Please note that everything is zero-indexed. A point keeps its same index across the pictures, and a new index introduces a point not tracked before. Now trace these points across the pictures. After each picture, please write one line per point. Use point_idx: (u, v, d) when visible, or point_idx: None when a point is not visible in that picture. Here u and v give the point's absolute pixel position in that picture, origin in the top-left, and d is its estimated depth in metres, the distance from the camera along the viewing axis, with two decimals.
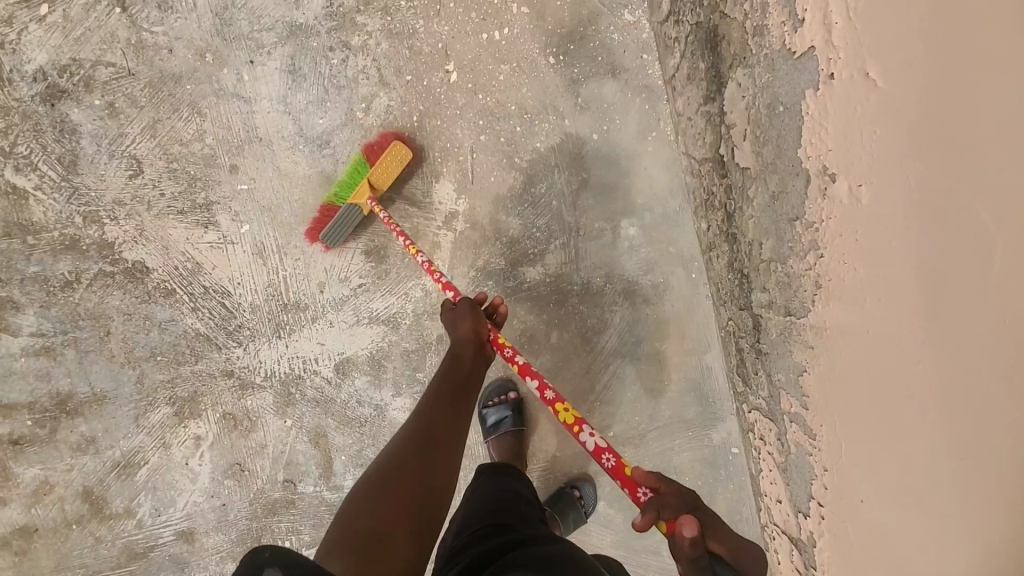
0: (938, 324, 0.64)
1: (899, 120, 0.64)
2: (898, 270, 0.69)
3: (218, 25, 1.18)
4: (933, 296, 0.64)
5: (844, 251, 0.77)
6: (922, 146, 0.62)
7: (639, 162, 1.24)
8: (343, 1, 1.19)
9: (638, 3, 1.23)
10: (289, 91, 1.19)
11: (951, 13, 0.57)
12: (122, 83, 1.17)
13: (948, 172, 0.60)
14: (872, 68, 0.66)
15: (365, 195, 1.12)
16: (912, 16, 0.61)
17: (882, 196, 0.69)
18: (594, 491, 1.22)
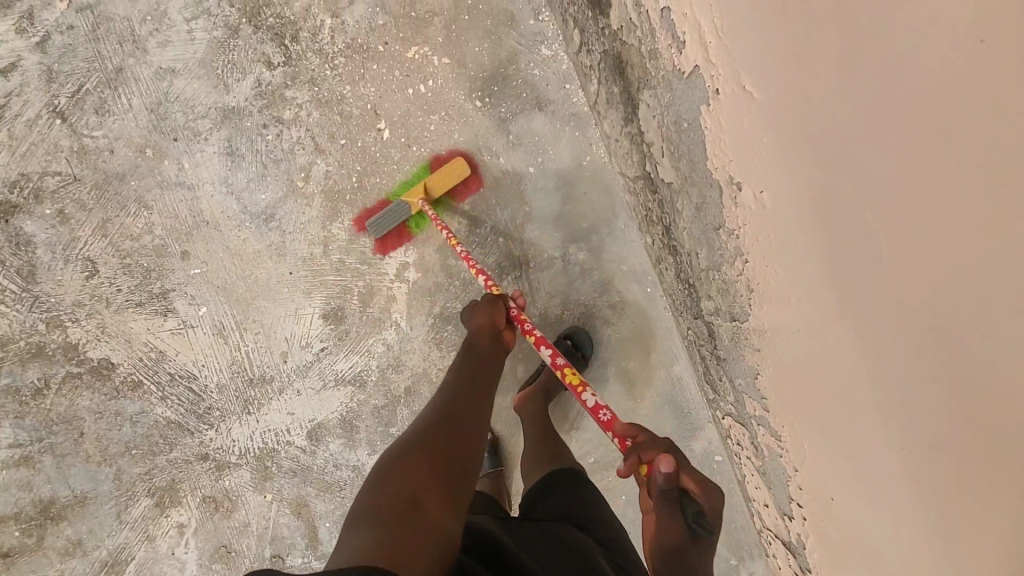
0: (866, 323, 0.63)
1: (789, 120, 0.64)
2: (808, 266, 0.69)
3: (155, 120, 1.22)
4: (843, 288, 0.64)
5: (767, 253, 0.76)
6: (799, 147, 0.63)
7: (579, 188, 1.26)
8: (271, 79, 1.24)
9: (554, 37, 1.27)
10: (229, 172, 1.22)
11: (797, 21, 0.59)
12: (70, 189, 1.21)
13: (829, 168, 0.60)
14: (746, 81, 0.68)
15: (418, 195, 1.18)
16: (768, 27, 0.62)
17: (778, 199, 0.70)
18: (587, 337, 1.24)
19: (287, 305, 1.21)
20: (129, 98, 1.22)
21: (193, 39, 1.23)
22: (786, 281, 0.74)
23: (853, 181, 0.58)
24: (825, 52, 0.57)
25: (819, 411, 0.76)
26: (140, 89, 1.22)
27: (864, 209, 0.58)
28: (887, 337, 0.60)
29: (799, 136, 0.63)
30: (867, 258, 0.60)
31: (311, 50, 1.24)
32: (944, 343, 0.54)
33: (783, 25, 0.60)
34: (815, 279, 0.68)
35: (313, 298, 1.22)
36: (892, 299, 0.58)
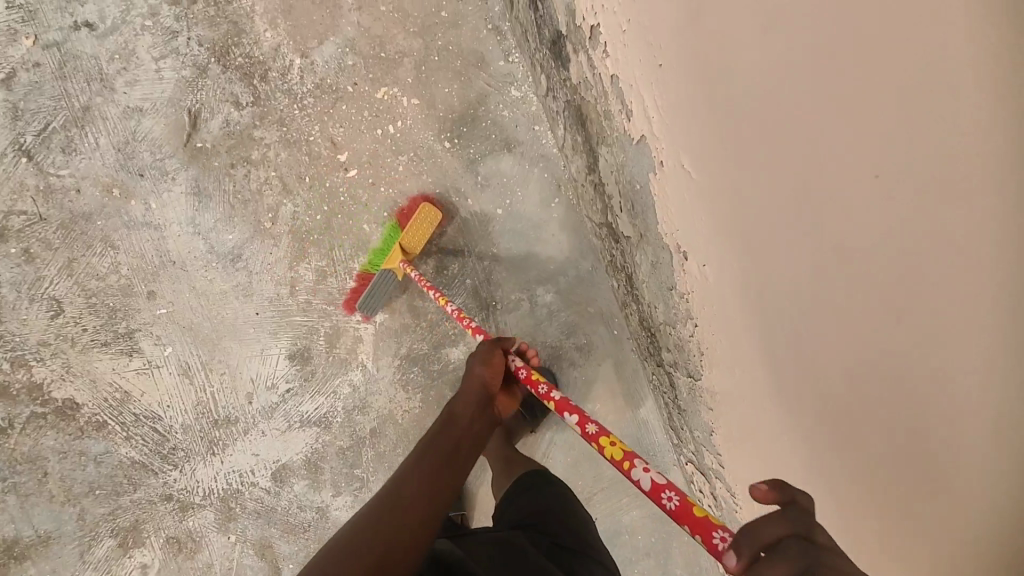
0: (800, 380, 0.62)
1: (729, 178, 0.64)
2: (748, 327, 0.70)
3: (122, 159, 1.22)
4: (778, 348, 0.65)
5: (721, 318, 0.75)
6: (733, 212, 0.65)
7: (547, 229, 1.27)
8: (239, 119, 1.24)
9: (523, 79, 1.27)
10: (197, 213, 1.22)
11: (717, 95, 0.61)
12: (35, 229, 1.20)
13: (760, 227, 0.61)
14: (685, 160, 0.70)
15: (399, 259, 1.17)
16: (694, 104, 0.65)
17: (718, 270, 0.71)
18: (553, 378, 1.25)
19: (253, 346, 1.21)
20: (96, 137, 1.22)
21: (161, 78, 1.23)
22: (742, 343, 0.73)
23: (791, 234, 0.57)
24: (750, 112, 0.57)
25: (773, 476, 0.74)
26: (108, 128, 1.22)
27: (805, 262, 0.56)
28: (830, 396, 0.58)
29: (741, 193, 0.63)
30: (809, 314, 0.57)
31: (280, 89, 1.25)
32: (869, 401, 0.52)
33: (711, 97, 0.62)
34: (767, 340, 0.67)
35: (279, 339, 1.22)
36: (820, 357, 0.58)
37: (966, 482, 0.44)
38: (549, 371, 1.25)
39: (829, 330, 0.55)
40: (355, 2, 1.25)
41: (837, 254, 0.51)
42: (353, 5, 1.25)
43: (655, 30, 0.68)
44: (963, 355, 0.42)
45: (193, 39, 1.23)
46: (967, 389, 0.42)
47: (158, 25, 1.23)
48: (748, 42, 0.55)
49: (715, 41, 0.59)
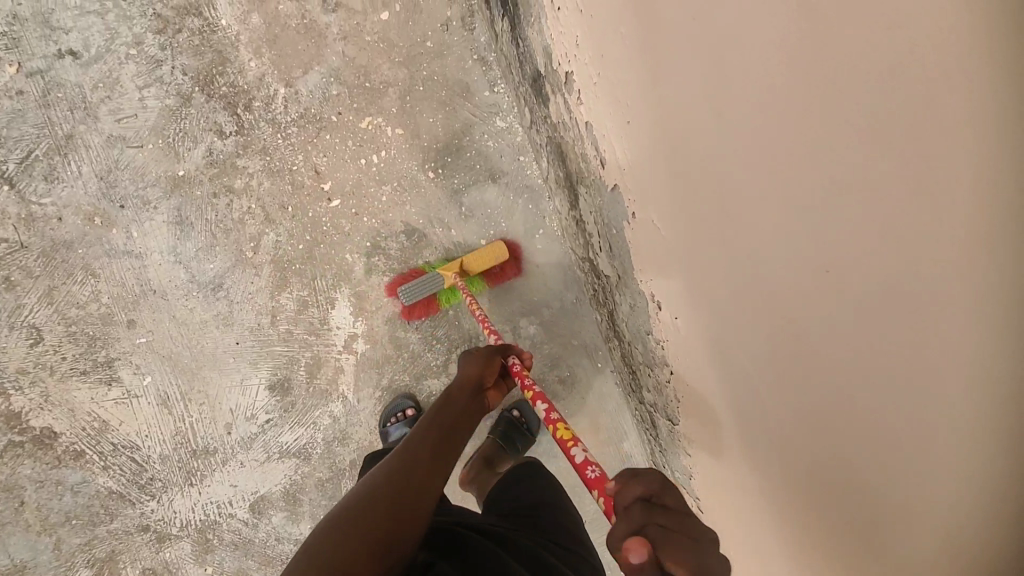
0: (769, 412, 0.62)
1: (690, 219, 0.65)
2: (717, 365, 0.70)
3: (104, 187, 1.22)
4: (748, 383, 0.65)
5: (696, 368, 0.75)
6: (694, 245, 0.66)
7: (530, 261, 1.26)
8: (222, 148, 1.24)
9: (508, 109, 1.27)
10: (178, 242, 1.22)
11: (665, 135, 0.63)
12: (16, 256, 1.20)
13: (720, 259, 0.62)
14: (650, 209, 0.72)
15: (452, 269, 1.16)
16: (647, 152, 0.68)
17: (687, 310, 0.72)
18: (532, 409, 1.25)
19: (232, 377, 1.21)
20: (79, 165, 1.22)
21: (145, 106, 1.23)
22: (715, 394, 0.72)
23: (759, 288, 0.57)
24: (709, 171, 0.59)
25: (751, 528, 0.73)
26: (91, 157, 1.22)
27: (775, 317, 0.56)
28: (801, 452, 0.57)
29: (709, 248, 0.63)
30: (782, 368, 0.57)
31: (264, 118, 1.25)
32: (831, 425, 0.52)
33: (672, 157, 0.64)
34: (743, 392, 0.66)
35: (260, 369, 1.22)
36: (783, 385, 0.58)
37: (927, 533, 0.43)
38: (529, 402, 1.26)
39: (799, 385, 0.55)
40: (341, 33, 1.26)
41: (804, 311, 0.51)
42: (338, 36, 1.26)
43: (620, 89, 0.69)
44: (911, 413, 0.42)
45: (178, 68, 1.24)
46: (917, 427, 0.42)
47: (142, 54, 1.23)
48: (700, 108, 0.56)
49: (671, 105, 0.61)
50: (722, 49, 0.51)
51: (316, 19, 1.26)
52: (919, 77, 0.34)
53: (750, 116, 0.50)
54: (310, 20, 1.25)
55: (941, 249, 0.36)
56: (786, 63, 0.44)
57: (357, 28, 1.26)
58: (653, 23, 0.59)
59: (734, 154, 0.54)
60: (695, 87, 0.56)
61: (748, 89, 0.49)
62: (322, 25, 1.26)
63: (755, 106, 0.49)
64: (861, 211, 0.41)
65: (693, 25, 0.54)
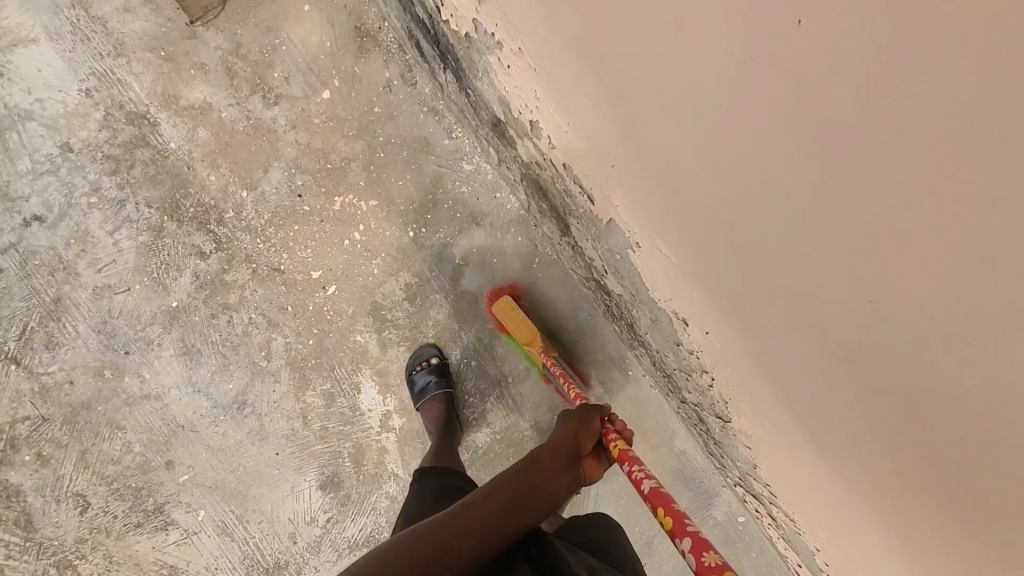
0: (831, 403, 0.62)
1: (695, 240, 0.64)
2: (760, 369, 0.70)
3: (105, 339, 1.21)
4: (800, 380, 0.64)
5: (737, 374, 0.75)
6: (706, 264, 0.66)
7: (535, 291, 1.25)
8: (208, 268, 1.23)
9: (472, 151, 1.26)
10: (192, 372, 1.21)
11: (647, 168, 0.64)
12: (42, 430, 1.19)
13: (738, 272, 0.62)
14: (652, 238, 0.71)
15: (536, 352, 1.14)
16: (634, 187, 0.68)
17: (716, 325, 0.71)
18: None
19: (282, 487, 1.21)
20: (74, 325, 1.21)
21: (121, 249, 1.22)
22: (765, 394, 0.72)
23: (788, 299, 0.57)
24: (705, 192, 0.58)
25: (837, 512, 0.72)
26: (83, 313, 1.21)
27: (812, 321, 0.56)
28: (875, 433, 0.59)
29: (725, 264, 0.63)
30: (832, 365, 0.58)
31: (239, 227, 1.24)
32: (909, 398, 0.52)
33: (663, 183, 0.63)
34: (794, 389, 0.66)
35: (306, 472, 1.21)
36: (841, 377, 0.58)
37: None
38: None
39: (858, 378, 0.56)
40: (289, 123, 1.25)
41: (846, 313, 0.52)
42: (287, 126, 1.25)
43: (593, 131, 0.68)
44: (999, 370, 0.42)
45: (142, 202, 1.23)
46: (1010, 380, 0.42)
47: (104, 199, 1.23)
48: (687, 143, 0.56)
49: (652, 141, 0.60)
50: (698, 86, 0.51)
51: (261, 117, 1.25)
52: (952, 86, 0.33)
53: (735, 135, 0.51)
54: (255, 119, 1.25)
55: (1006, 253, 0.37)
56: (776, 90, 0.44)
57: (303, 113, 1.25)
58: (610, 68, 0.58)
59: (736, 180, 0.54)
60: (675, 124, 0.56)
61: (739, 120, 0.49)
62: (268, 120, 1.25)
63: (750, 135, 0.49)
64: (894, 221, 0.42)
65: (656, 61, 0.53)
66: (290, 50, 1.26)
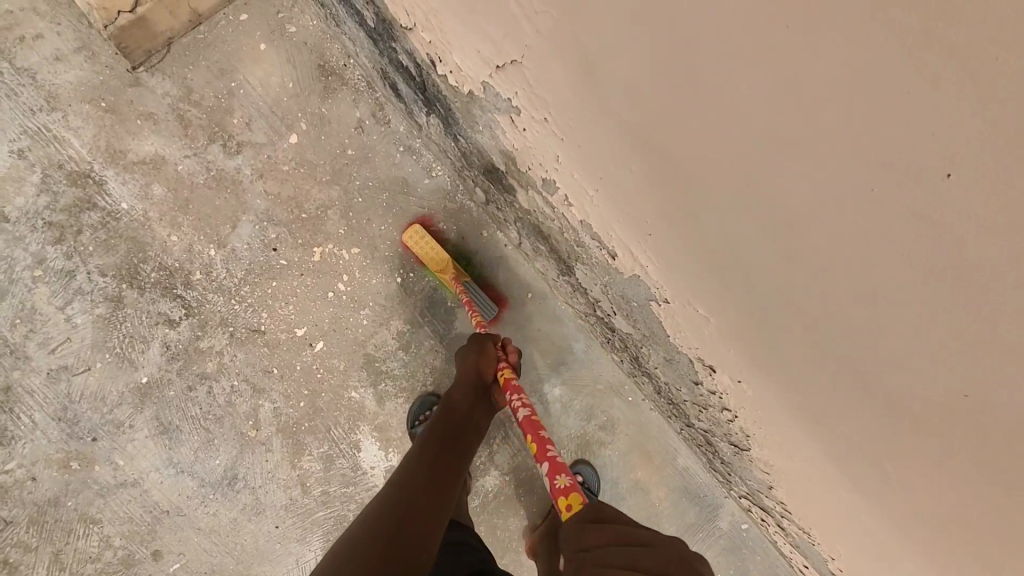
0: (872, 440, 0.64)
1: (731, 293, 0.64)
2: (794, 412, 0.71)
3: (67, 427, 1.12)
4: (840, 422, 0.66)
5: (768, 416, 0.76)
6: (741, 316, 0.66)
7: (532, 324, 1.24)
8: (178, 337, 1.13)
9: (455, 189, 1.21)
10: (172, 451, 1.13)
11: (681, 225, 0.63)
12: (4, 534, 1.11)
13: (779, 325, 0.62)
14: (682, 291, 0.70)
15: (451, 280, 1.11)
16: (664, 243, 0.66)
17: (749, 372, 0.72)
18: (595, 472, 1.23)
19: (285, 561, 1.14)
20: (29, 414, 1.11)
21: (75, 325, 1.12)
22: (802, 443, 0.73)
23: (851, 360, 0.59)
24: (747, 250, 0.58)
25: (872, 531, 0.75)
26: (38, 401, 1.11)
27: (875, 378, 0.58)
28: (930, 478, 0.61)
29: (766, 317, 0.63)
30: (893, 418, 0.60)
31: (210, 289, 1.14)
32: (965, 421, 0.55)
33: (697, 240, 0.62)
34: (833, 430, 0.67)
35: (311, 542, 1.15)
36: (886, 413, 0.60)
37: None
38: (589, 464, 1.24)
39: (922, 427, 0.58)
40: (255, 173, 1.17)
41: (919, 370, 0.54)
42: (254, 176, 1.17)
43: (629, 200, 0.66)
44: None
45: (94, 272, 1.12)
46: None
47: (49, 271, 1.12)
48: (744, 215, 0.56)
49: (702, 213, 0.59)
50: (745, 156, 0.52)
51: (223, 167, 1.16)
52: None
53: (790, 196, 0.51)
54: (217, 170, 1.16)
55: None
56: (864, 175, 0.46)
57: (270, 161, 1.17)
58: (658, 144, 0.57)
59: (784, 237, 0.54)
60: (729, 194, 0.55)
61: (812, 202, 0.50)
62: (231, 171, 1.16)
63: (827, 214, 0.50)
64: (987, 275, 0.45)
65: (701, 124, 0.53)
66: (249, 94, 1.17)
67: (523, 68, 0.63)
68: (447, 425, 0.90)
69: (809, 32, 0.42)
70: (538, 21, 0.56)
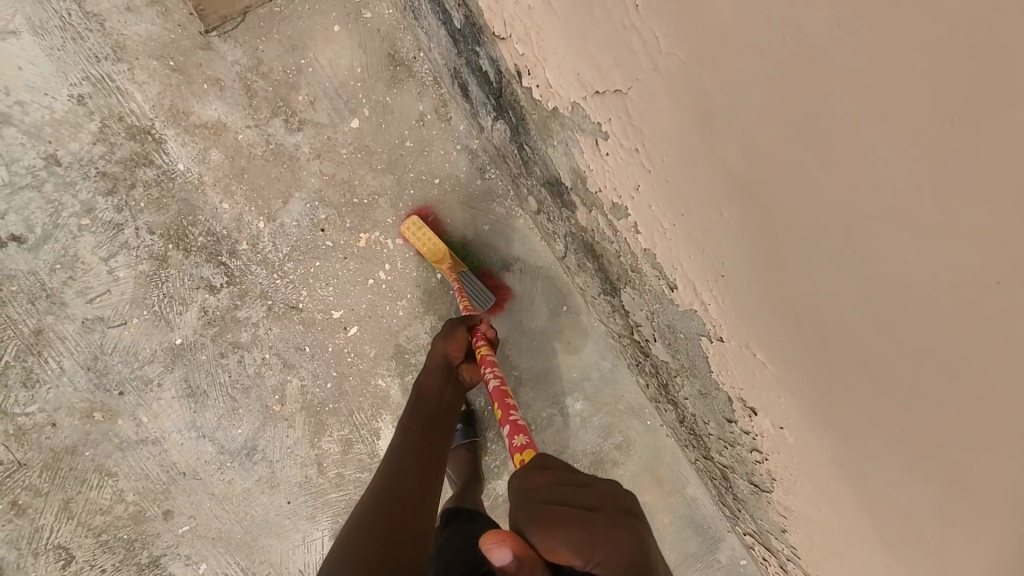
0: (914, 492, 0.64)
1: (793, 335, 0.64)
2: (835, 459, 0.71)
3: (95, 378, 1.13)
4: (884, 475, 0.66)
5: (805, 464, 0.77)
6: (797, 358, 0.66)
7: (562, 337, 1.26)
8: (217, 303, 1.14)
9: (505, 194, 1.22)
10: (196, 415, 1.14)
11: (753, 261, 0.63)
12: (16, 477, 1.12)
13: (836, 371, 0.63)
14: (745, 329, 0.71)
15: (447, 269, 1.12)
16: (735, 277, 0.67)
17: (794, 418, 0.73)
18: None
19: (293, 537, 1.17)
20: (59, 361, 1.12)
21: (117, 278, 1.13)
22: (836, 491, 0.74)
23: (909, 414, 0.59)
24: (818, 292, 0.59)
25: None
26: (69, 349, 1.12)
27: (937, 432, 0.58)
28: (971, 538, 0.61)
29: (821, 361, 0.63)
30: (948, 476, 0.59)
31: (254, 261, 1.15)
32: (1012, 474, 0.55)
33: (769, 276, 0.62)
34: (874, 485, 0.68)
35: (319, 521, 1.18)
36: (933, 465, 0.60)
37: None
38: None
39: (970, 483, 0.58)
40: (313, 152, 1.17)
41: (986, 422, 0.55)
42: (311, 155, 1.17)
43: (708, 229, 0.66)
44: None
45: (142, 228, 1.13)
46: None
47: (97, 221, 1.12)
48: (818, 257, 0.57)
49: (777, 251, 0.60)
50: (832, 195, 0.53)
51: (282, 142, 1.17)
52: None
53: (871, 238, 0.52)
54: (276, 144, 1.16)
55: None
56: (970, 217, 0.47)
57: (329, 142, 1.18)
58: (744, 178, 0.58)
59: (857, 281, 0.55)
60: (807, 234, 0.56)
61: (902, 245, 0.51)
62: (290, 147, 1.17)
63: (923, 258, 0.51)
64: None
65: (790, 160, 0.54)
66: (317, 73, 1.18)
67: (627, 99, 0.64)
68: (423, 411, 0.95)
69: (935, 76, 0.44)
70: (660, 60, 0.58)
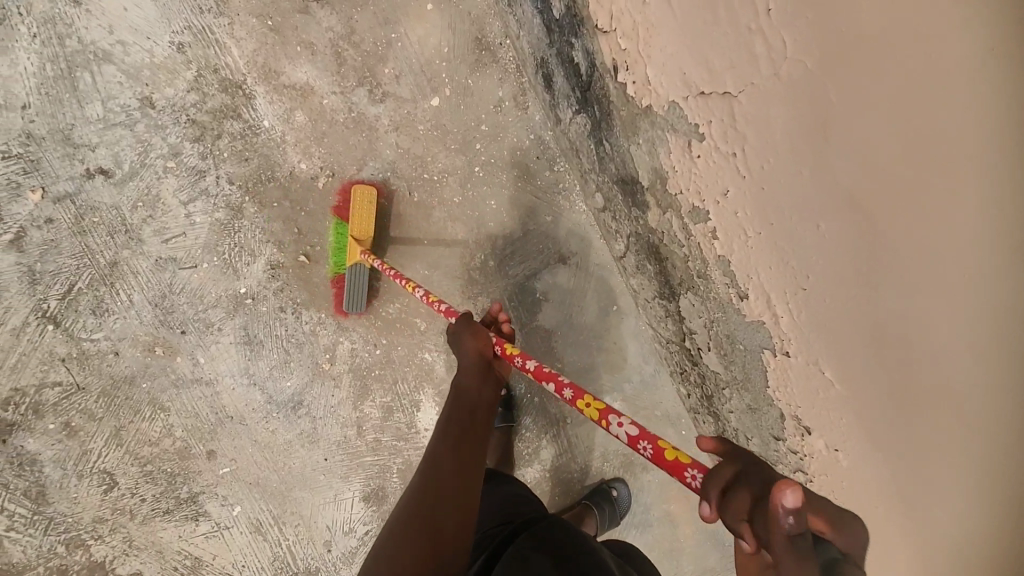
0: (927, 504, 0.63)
1: (829, 332, 0.68)
2: (870, 476, 0.71)
3: (161, 314, 1.18)
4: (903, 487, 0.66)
5: (849, 490, 0.77)
6: (830, 356, 0.70)
7: (608, 336, 1.27)
8: (283, 259, 1.18)
9: (572, 188, 1.24)
10: (250, 363, 1.19)
11: (800, 257, 0.67)
12: (73, 399, 1.16)
13: (857, 366, 0.66)
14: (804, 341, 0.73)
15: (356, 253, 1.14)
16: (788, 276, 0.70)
17: (843, 436, 0.74)
18: (628, 490, 1.26)
19: (326, 493, 1.21)
20: (129, 294, 1.17)
21: (193, 223, 1.18)
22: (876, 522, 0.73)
23: (904, 407, 0.62)
24: (845, 282, 0.63)
25: None
26: (141, 284, 1.17)
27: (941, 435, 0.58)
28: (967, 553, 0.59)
29: (848, 356, 0.67)
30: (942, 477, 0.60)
31: (323, 223, 1.19)
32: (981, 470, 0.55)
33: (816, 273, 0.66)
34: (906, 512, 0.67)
35: (352, 482, 1.21)
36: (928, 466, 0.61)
37: None
38: (625, 483, 1.27)
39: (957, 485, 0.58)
40: (391, 124, 1.20)
41: (989, 424, 0.53)
42: (389, 127, 1.20)
43: (781, 231, 0.68)
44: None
45: (222, 178, 1.18)
46: None
47: (182, 165, 1.17)
48: (844, 245, 0.61)
49: (819, 244, 0.64)
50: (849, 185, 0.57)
51: (363, 112, 1.20)
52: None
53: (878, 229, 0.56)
54: (358, 113, 1.20)
55: None
56: (954, 205, 0.49)
57: (408, 116, 1.21)
58: (793, 172, 0.63)
59: (870, 269, 0.59)
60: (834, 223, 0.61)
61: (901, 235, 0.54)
62: (370, 117, 1.20)
63: (923, 247, 0.53)
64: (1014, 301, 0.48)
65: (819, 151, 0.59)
66: (405, 48, 1.20)
67: (735, 102, 0.65)
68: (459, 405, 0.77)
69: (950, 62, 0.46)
70: (782, 67, 0.58)
